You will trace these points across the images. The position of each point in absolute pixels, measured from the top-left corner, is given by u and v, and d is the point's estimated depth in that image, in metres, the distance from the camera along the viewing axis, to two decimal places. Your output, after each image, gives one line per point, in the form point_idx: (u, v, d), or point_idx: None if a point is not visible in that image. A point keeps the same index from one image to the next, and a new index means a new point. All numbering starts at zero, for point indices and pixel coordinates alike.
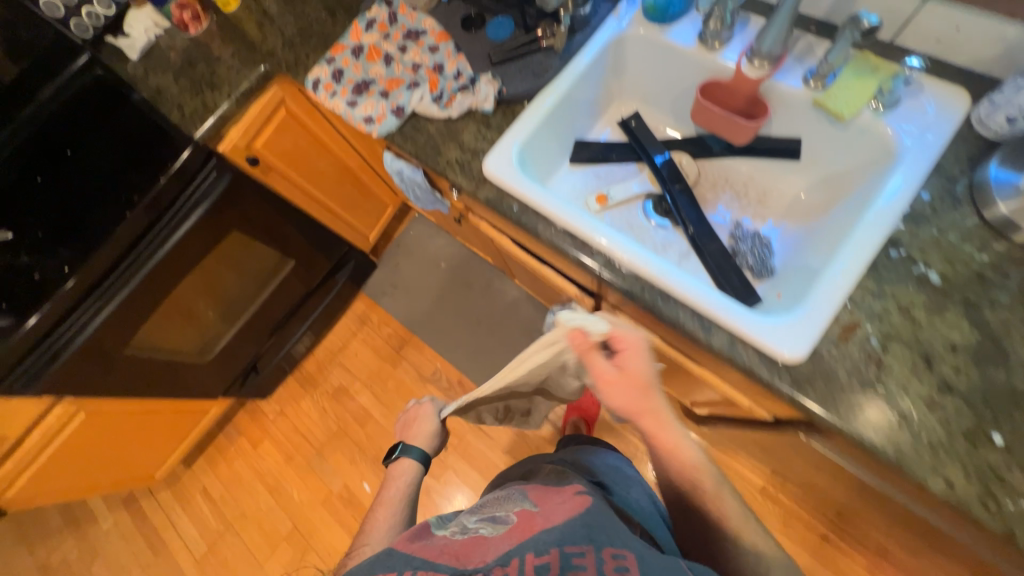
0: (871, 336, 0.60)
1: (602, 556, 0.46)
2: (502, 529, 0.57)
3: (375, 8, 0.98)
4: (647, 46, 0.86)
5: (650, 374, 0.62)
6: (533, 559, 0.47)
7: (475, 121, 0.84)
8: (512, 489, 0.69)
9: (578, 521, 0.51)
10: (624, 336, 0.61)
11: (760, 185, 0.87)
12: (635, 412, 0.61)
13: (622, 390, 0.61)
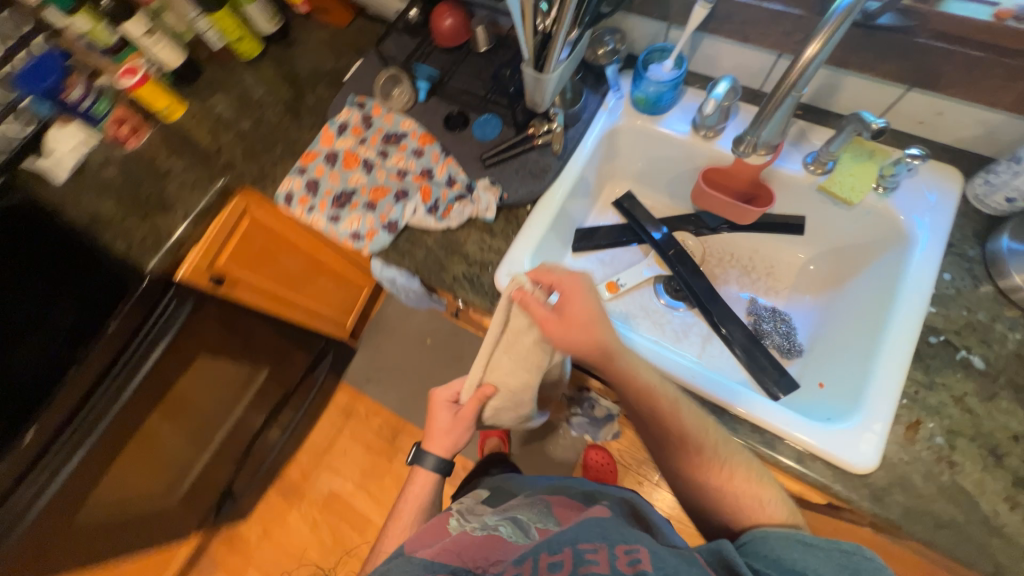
0: (935, 433, 0.58)
1: (615, 552, 0.49)
2: (520, 535, 0.62)
3: (345, 109, 0.91)
4: (639, 134, 0.85)
5: (591, 302, 0.62)
6: (545, 557, 0.50)
7: (477, 230, 0.79)
8: (534, 499, 0.76)
9: (595, 523, 0.55)
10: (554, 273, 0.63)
11: (765, 259, 0.88)
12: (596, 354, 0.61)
13: (573, 327, 0.61)
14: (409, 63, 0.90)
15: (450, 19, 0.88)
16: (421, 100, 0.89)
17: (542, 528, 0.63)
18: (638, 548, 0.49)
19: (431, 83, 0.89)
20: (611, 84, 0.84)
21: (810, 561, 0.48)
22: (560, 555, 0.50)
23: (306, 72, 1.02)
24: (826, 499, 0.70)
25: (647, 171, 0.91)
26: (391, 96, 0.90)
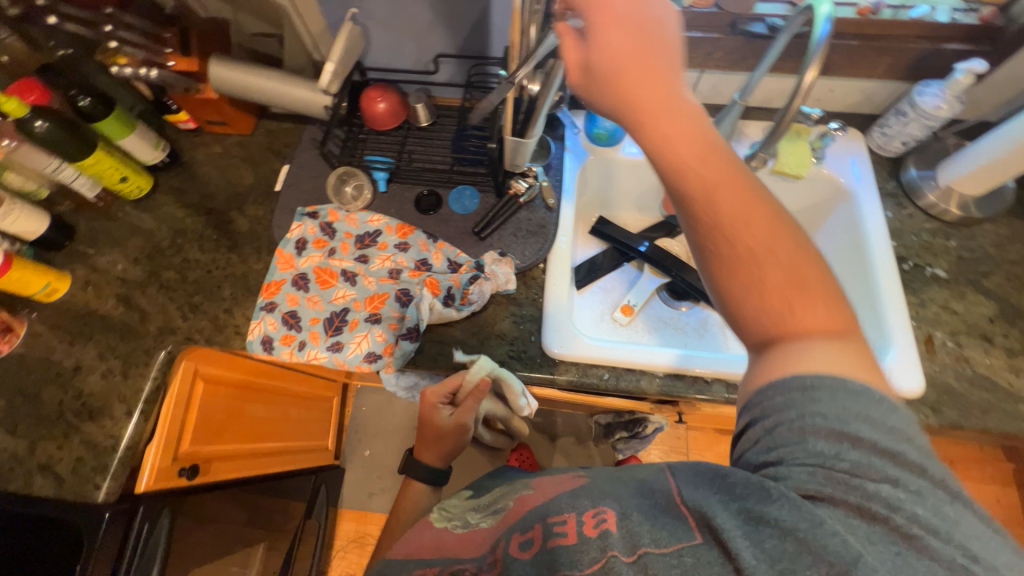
0: (945, 338, 0.71)
1: (582, 518, 0.44)
2: (489, 520, 0.67)
3: (296, 225, 0.81)
4: (604, 166, 0.90)
5: (638, 25, 0.42)
6: (516, 535, 0.49)
7: (502, 305, 0.77)
8: (522, 479, 0.76)
9: (567, 493, 0.50)
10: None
11: None
12: (630, 104, 0.42)
13: (606, 63, 0.42)
14: (355, 157, 0.85)
15: (384, 102, 0.83)
16: (383, 190, 0.84)
17: (515, 501, 0.65)
18: (608, 509, 0.44)
19: (388, 171, 0.85)
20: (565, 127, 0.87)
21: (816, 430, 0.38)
22: (532, 532, 0.48)
23: (220, 194, 0.88)
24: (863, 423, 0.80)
25: (614, 195, 0.96)
26: (344, 196, 0.83)
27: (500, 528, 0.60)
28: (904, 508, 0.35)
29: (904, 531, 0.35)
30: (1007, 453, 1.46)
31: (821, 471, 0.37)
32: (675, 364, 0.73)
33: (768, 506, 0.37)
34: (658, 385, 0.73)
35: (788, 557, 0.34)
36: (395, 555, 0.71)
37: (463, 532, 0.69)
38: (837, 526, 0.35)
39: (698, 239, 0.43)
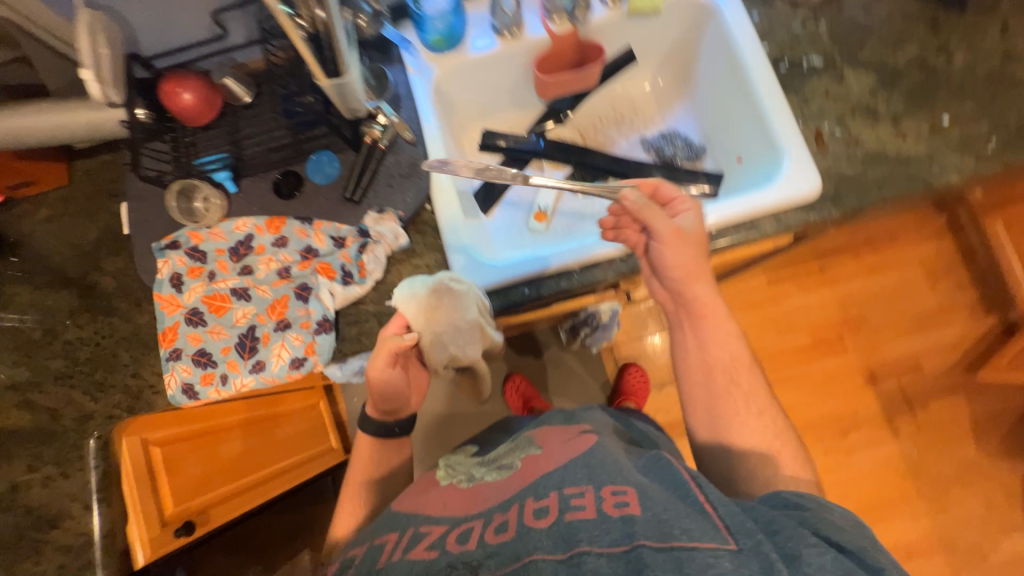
0: (833, 127, 0.70)
1: (603, 494, 0.56)
2: (503, 473, 0.70)
3: (162, 262, 0.73)
4: (459, 73, 0.81)
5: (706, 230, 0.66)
6: (532, 503, 0.58)
7: (404, 261, 0.73)
8: (523, 435, 0.81)
9: (586, 458, 0.62)
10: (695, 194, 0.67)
11: (623, 101, 0.94)
12: (681, 273, 0.66)
13: (688, 242, 0.65)
14: (184, 167, 0.74)
15: (187, 92, 0.72)
16: (234, 191, 0.75)
17: (525, 460, 0.70)
18: (627, 488, 0.56)
19: (230, 168, 0.75)
20: (398, 47, 0.77)
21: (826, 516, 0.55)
22: (547, 502, 0.57)
23: (68, 261, 0.78)
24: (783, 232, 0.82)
25: (485, 102, 0.89)
26: (197, 213, 0.75)
27: (513, 484, 0.64)
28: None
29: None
30: (936, 208, 1.55)
31: (842, 537, 0.53)
32: (588, 252, 0.72)
33: (806, 548, 0.50)
34: (579, 278, 0.72)
35: None
36: (400, 509, 0.70)
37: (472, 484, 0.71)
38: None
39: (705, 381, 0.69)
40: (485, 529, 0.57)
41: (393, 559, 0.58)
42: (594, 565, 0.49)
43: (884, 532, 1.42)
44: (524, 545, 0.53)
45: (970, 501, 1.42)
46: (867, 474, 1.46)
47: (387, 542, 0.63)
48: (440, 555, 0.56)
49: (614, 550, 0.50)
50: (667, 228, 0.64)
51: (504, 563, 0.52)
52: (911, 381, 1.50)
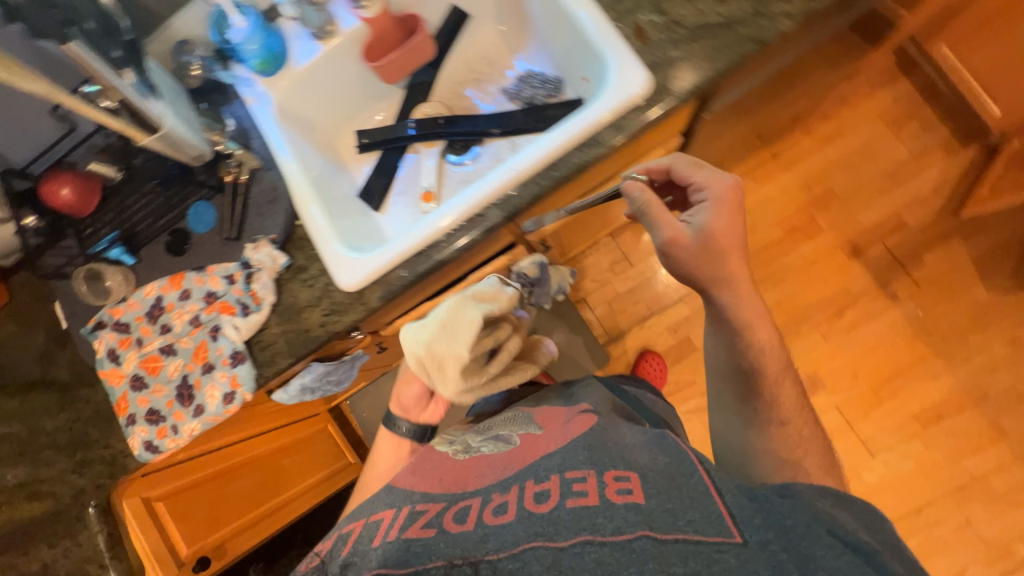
0: (651, 17, 0.69)
1: (606, 480, 0.62)
2: (503, 445, 0.77)
3: (98, 342, 0.81)
4: (298, 88, 0.83)
5: (720, 224, 0.70)
6: (533, 487, 0.64)
7: (292, 278, 0.77)
8: (516, 411, 0.89)
9: (587, 443, 0.69)
10: (709, 190, 0.71)
11: (476, 58, 0.94)
12: (707, 269, 0.72)
13: (691, 243, 0.71)
14: (85, 253, 0.80)
15: (66, 187, 0.78)
16: (133, 263, 0.82)
17: (523, 435, 0.78)
18: (630, 476, 0.63)
19: (123, 244, 0.81)
20: (232, 82, 0.81)
21: (852, 526, 0.59)
22: (547, 486, 0.64)
23: (27, 366, 0.87)
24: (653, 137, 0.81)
25: (341, 106, 0.90)
26: (110, 291, 0.81)
27: (515, 459, 0.72)
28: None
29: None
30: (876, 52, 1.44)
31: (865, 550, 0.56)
32: (445, 219, 0.71)
33: (811, 545, 0.54)
34: (447, 247, 0.71)
35: None
36: (394, 484, 0.73)
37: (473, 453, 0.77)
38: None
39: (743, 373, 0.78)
40: (485, 510, 0.63)
41: (389, 539, 0.61)
42: (600, 552, 0.54)
43: (906, 401, 1.37)
44: (524, 530, 0.58)
45: (991, 344, 1.34)
46: (874, 348, 1.40)
47: (382, 521, 0.66)
48: (439, 533, 0.61)
49: (617, 538, 0.55)
50: (667, 232, 0.70)
51: (504, 545, 0.58)
52: (897, 241, 1.42)
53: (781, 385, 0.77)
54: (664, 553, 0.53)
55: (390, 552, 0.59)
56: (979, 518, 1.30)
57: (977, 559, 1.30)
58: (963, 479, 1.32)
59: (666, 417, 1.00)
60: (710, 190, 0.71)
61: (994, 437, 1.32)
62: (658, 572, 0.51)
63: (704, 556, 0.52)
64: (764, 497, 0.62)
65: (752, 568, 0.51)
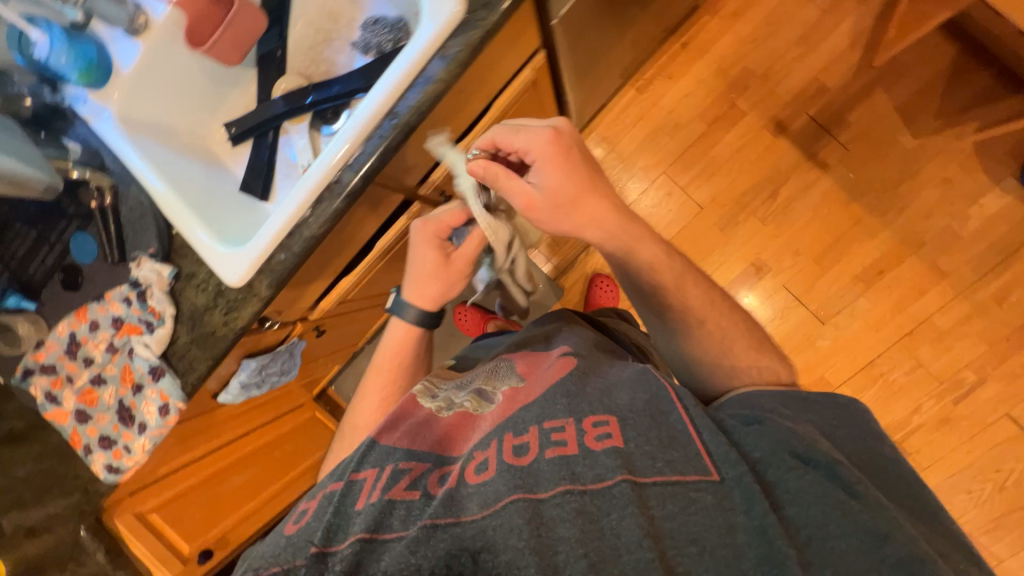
0: None
1: (583, 425, 0.62)
2: (485, 405, 0.75)
3: (32, 388, 0.84)
4: (134, 92, 0.79)
5: (557, 178, 0.70)
6: (512, 440, 0.63)
7: (187, 285, 0.78)
8: (497, 361, 0.86)
9: (562, 391, 0.67)
10: (531, 152, 0.70)
11: (320, 15, 0.87)
12: (566, 224, 0.73)
13: (545, 204, 0.71)
14: None
15: None
16: (34, 306, 0.83)
17: (505, 391, 0.76)
18: (608, 420, 0.62)
19: (19, 291, 0.83)
20: (65, 101, 0.78)
21: (828, 447, 0.61)
22: (527, 439, 0.63)
23: None
24: (507, 59, 0.79)
25: (194, 101, 0.86)
26: (22, 337, 0.82)
27: (497, 416, 0.70)
28: (891, 508, 0.55)
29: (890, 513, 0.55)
30: None
31: (843, 474, 0.57)
32: (306, 191, 0.71)
33: (778, 472, 0.58)
34: (316, 220, 0.71)
35: (813, 518, 0.53)
36: (378, 439, 0.67)
37: (457, 411, 0.75)
38: (848, 500, 0.54)
39: (653, 297, 0.78)
40: (466, 467, 0.62)
41: (373, 500, 0.60)
42: (581, 501, 0.55)
43: (849, 264, 1.40)
44: (504, 485, 0.57)
45: (924, 190, 1.34)
46: (813, 220, 1.41)
47: (365, 480, 0.63)
48: (423, 497, 0.61)
49: (597, 487, 0.55)
50: (521, 203, 0.72)
51: (486, 502, 0.57)
52: (820, 107, 1.38)
53: (695, 298, 0.77)
54: (644, 496, 0.54)
55: (375, 514, 0.58)
56: (928, 357, 1.37)
57: (930, 394, 1.38)
58: (911, 324, 1.37)
59: (640, 343, 1.06)
60: (533, 151, 0.70)
61: (935, 279, 1.35)
62: (637, 513, 0.53)
63: (682, 498, 0.55)
64: (732, 428, 0.64)
65: (728, 506, 0.55)
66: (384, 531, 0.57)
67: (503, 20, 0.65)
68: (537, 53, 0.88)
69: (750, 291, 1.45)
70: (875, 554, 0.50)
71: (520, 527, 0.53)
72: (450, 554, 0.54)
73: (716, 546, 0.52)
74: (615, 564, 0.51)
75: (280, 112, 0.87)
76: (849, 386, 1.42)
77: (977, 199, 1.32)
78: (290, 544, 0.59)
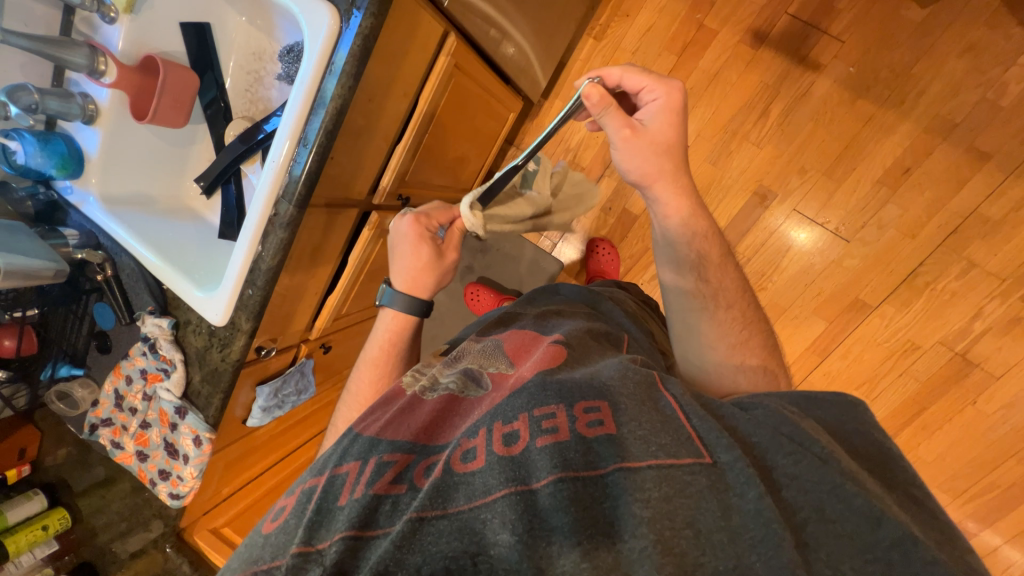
0: None
1: (575, 411, 0.54)
2: (476, 390, 0.66)
3: (100, 438, 0.99)
4: (109, 172, 0.89)
5: (663, 129, 0.67)
6: (501, 428, 0.54)
7: (186, 331, 0.88)
8: (484, 341, 0.78)
9: (553, 376, 0.60)
10: (658, 91, 0.66)
11: (246, 57, 0.90)
12: (650, 171, 0.68)
13: (642, 141, 0.67)
14: (51, 382, 0.98)
15: (8, 337, 0.88)
16: (83, 371, 0.99)
17: (494, 374, 0.68)
18: (600, 405, 0.54)
19: (69, 361, 0.98)
20: (57, 195, 0.90)
21: (827, 435, 0.51)
22: (517, 426, 0.54)
23: (79, 472, 1.10)
24: (411, 55, 0.80)
25: (161, 165, 0.94)
26: (80, 401, 0.98)
27: (489, 403, 0.61)
28: (891, 496, 0.47)
29: (891, 499, 0.46)
30: None
31: (843, 458, 0.48)
32: (253, 226, 0.76)
33: (775, 454, 0.49)
34: (268, 251, 0.77)
35: (811, 504, 0.45)
36: (362, 431, 0.60)
37: (444, 395, 0.65)
38: (842, 480, 0.45)
39: (690, 277, 0.73)
40: (451, 455, 0.53)
41: (355, 496, 0.52)
42: (575, 488, 0.47)
43: (867, 168, 1.24)
44: (494, 477, 0.49)
45: (946, 65, 1.15)
46: (816, 130, 1.26)
47: (348, 473, 0.56)
48: (410, 490, 0.53)
49: (590, 474, 0.48)
50: (621, 131, 0.66)
51: (474, 495, 0.49)
52: (801, 3, 1.22)
53: (725, 277, 0.75)
54: (639, 482, 0.46)
55: (358, 510, 0.50)
56: (982, 254, 1.20)
57: (992, 295, 1.21)
58: (954, 222, 1.20)
59: (641, 315, 1.00)
60: (660, 91, 0.66)
61: (975, 163, 1.17)
62: (635, 504, 0.45)
63: (678, 482, 0.47)
64: (727, 412, 0.56)
65: (722, 488, 0.47)
66: (372, 528, 0.50)
67: (377, 22, 0.66)
68: (448, 36, 0.87)
69: (760, 222, 1.34)
70: (869, 537, 0.42)
71: (511, 523, 0.45)
72: (449, 556, 0.45)
73: (711, 530, 0.44)
74: (610, 550, 0.43)
75: (234, 158, 0.91)
76: (891, 303, 1.28)
77: (1015, 59, 1.11)
78: (270, 544, 0.54)
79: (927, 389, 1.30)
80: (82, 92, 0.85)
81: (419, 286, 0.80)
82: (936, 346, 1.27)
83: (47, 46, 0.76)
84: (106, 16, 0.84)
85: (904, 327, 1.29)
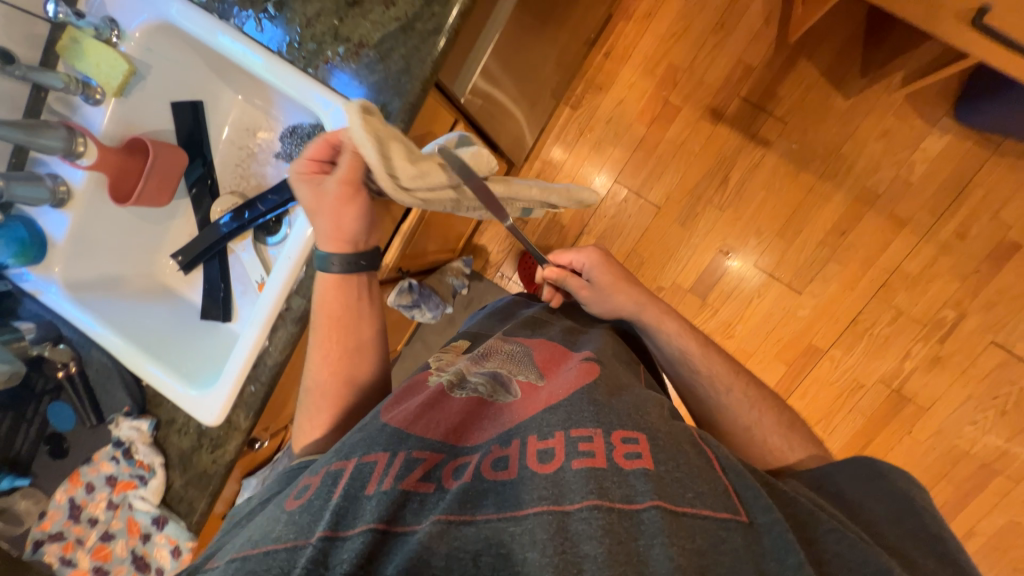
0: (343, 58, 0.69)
1: (610, 437, 0.55)
2: (504, 396, 0.64)
3: (45, 557, 0.83)
4: (76, 256, 0.80)
5: (604, 276, 0.83)
6: (536, 443, 0.56)
7: (170, 431, 0.80)
8: (513, 343, 0.74)
9: (591, 395, 0.60)
10: (583, 259, 0.84)
11: (240, 132, 0.87)
12: (616, 310, 0.84)
13: (598, 292, 0.84)
14: None
15: None
16: (28, 481, 0.83)
17: (524, 384, 0.66)
18: (637, 438, 0.56)
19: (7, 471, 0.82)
20: (10, 283, 0.79)
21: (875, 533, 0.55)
22: (552, 443, 0.55)
23: None
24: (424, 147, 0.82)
25: (136, 245, 0.87)
26: (24, 514, 0.84)
27: (520, 415, 0.61)
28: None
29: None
30: None
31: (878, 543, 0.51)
32: (262, 321, 0.72)
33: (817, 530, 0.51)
34: (276, 346, 0.73)
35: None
36: (389, 419, 0.59)
37: (472, 397, 0.64)
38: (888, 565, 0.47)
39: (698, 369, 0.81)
40: (483, 462, 0.55)
41: (383, 488, 0.51)
42: (609, 518, 0.47)
43: (812, 231, 1.42)
44: (525, 492, 0.50)
45: (867, 146, 1.36)
46: (768, 197, 1.43)
47: (375, 463, 0.54)
48: (438, 489, 0.53)
49: (625, 508, 0.49)
50: (579, 291, 0.85)
51: (505, 504, 0.50)
52: (749, 87, 1.39)
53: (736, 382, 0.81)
54: (675, 526, 0.47)
55: (388, 503, 0.49)
56: (907, 304, 1.40)
57: (916, 338, 1.41)
58: (883, 276, 1.40)
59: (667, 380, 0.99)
60: (584, 257, 0.85)
61: (896, 229, 1.38)
62: (671, 545, 0.46)
63: (710, 535, 0.48)
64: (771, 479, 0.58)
65: (758, 551, 0.48)
66: (398, 524, 0.49)
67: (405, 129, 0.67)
68: (456, 125, 0.89)
69: (726, 275, 1.47)
70: None
71: (541, 541, 0.45)
72: (453, 556, 0.45)
73: None
74: None
75: (227, 232, 0.84)
76: (838, 347, 1.45)
77: (918, 144, 1.34)
78: (293, 521, 0.50)
79: (872, 422, 1.46)
80: (54, 173, 0.78)
81: (350, 235, 0.66)
82: (876, 384, 1.45)
83: (17, 130, 0.69)
84: (90, 97, 0.78)
85: (850, 368, 1.45)
